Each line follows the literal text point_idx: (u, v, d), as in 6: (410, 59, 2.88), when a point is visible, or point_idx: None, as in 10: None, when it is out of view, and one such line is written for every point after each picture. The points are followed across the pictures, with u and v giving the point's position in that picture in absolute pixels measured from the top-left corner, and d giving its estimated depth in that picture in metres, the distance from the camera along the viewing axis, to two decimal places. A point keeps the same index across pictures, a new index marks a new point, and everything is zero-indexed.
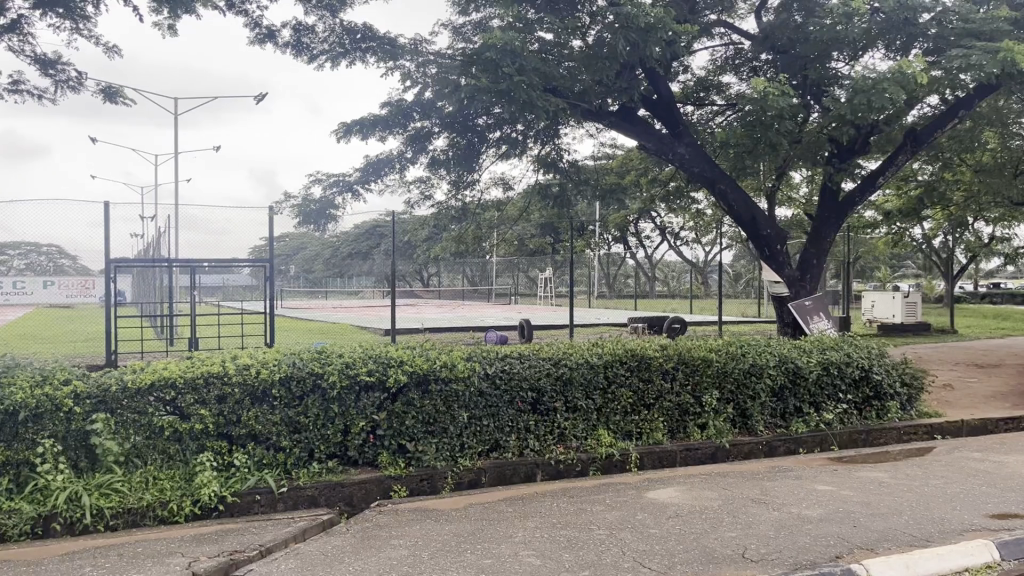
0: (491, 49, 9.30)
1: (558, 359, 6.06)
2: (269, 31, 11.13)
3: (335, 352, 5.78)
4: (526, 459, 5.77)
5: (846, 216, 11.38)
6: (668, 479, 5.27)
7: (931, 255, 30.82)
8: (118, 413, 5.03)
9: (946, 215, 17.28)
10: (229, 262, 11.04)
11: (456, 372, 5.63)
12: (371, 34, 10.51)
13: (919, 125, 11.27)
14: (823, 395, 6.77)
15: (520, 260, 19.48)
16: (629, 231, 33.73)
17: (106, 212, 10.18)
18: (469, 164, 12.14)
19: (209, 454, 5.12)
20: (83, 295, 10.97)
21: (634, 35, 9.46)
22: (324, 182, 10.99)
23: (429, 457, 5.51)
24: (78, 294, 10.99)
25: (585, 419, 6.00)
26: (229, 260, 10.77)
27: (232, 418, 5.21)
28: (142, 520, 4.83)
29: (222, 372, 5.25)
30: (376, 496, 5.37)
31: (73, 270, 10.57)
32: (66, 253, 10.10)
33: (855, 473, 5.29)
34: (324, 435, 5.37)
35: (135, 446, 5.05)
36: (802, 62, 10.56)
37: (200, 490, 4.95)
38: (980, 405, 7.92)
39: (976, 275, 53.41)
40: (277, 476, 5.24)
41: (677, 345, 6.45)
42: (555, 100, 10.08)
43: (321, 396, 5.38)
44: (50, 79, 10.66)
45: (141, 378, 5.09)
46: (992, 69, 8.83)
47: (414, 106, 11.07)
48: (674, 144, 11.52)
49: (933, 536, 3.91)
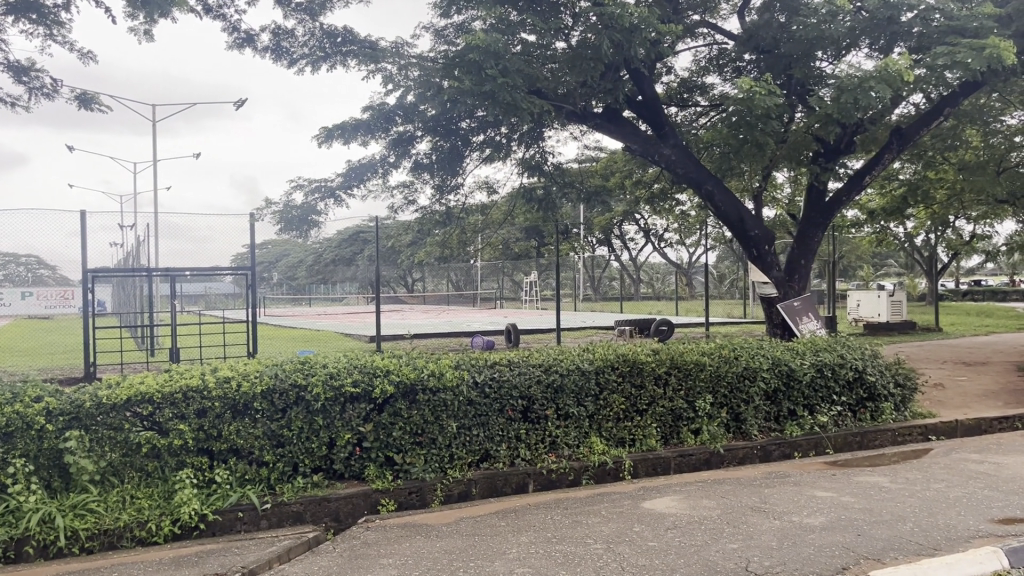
0: (474, 50, 9.17)
1: (549, 365, 5.91)
2: (247, 36, 10.96)
3: (319, 362, 5.60)
4: (517, 469, 5.63)
5: (832, 216, 11.28)
6: (663, 488, 5.15)
7: (911, 254, 31.08)
8: (93, 430, 4.83)
9: (928, 214, 17.38)
10: (211, 271, 10.79)
11: (444, 380, 5.46)
12: (351, 38, 10.42)
13: (904, 122, 11.26)
14: (817, 398, 6.67)
15: (504, 263, 19.39)
16: (614, 233, 33.82)
17: (82, 221, 9.91)
18: (452, 168, 12.01)
19: (189, 471, 4.93)
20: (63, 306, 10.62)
21: (619, 35, 9.38)
22: (305, 188, 10.83)
23: (418, 470, 5.36)
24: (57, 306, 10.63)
25: (576, 426, 5.86)
26: (210, 268, 10.50)
27: (212, 433, 5.01)
28: (119, 542, 4.63)
29: (201, 385, 5.05)
30: (364, 511, 5.20)
31: (52, 280, 10.27)
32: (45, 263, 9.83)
33: (854, 478, 5.18)
34: (308, 449, 5.19)
35: (111, 465, 4.85)
36: (786, 62, 10.52)
37: (180, 509, 4.76)
38: (972, 405, 7.86)
39: (957, 274, 54.07)
40: (260, 492, 5.06)
41: (669, 350, 6.33)
42: (539, 102, 9.98)
43: (305, 409, 5.20)
44: (24, 86, 10.40)
45: (117, 393, 4.88)
46: (978, 66, 8.84)
47: (395, 109, 10.88)
48: (660, 146, 11.42)
49: (940, 545, 3.80)
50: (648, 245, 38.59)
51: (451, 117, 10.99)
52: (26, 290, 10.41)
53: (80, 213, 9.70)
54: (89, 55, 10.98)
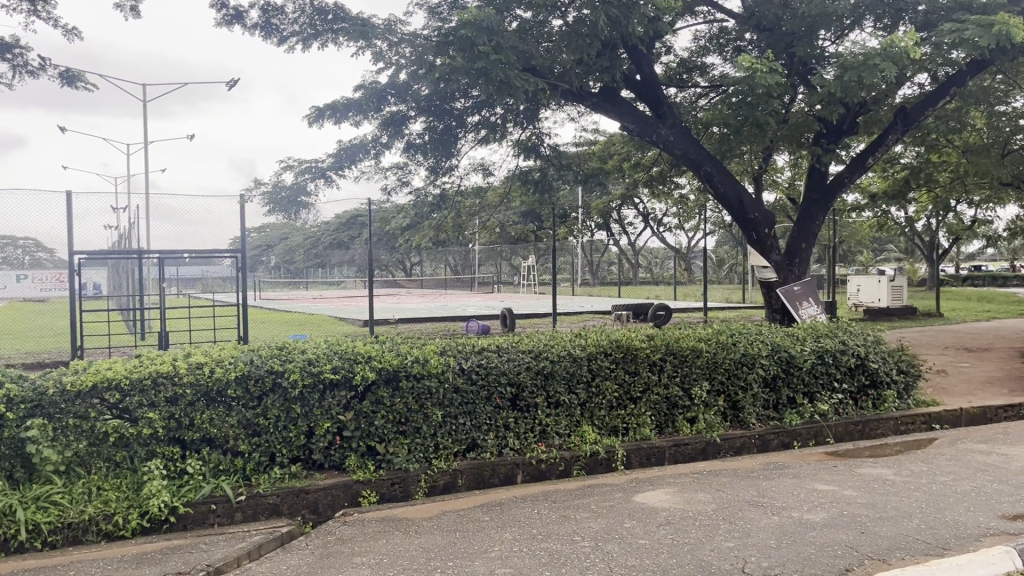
0: (466, 27, 8.83)
1: (539, 352, 5.67)
2: (236, 12, 10.63)
3: (298, 348, 5.36)
4: (504, 459, 5.40)
5: (835, 199, 10.99)
6: (657, 480, 4.92)
7: (913, 238, 30.76)
8: (58, 419, 4.59)
9: (931, 199, 17.08)
10: (209, 253, 10.43)
11: (428, 367, 5.22)
12: (343, 15, 10.09)
13: (909, 103, 10.93)
14: (818, 385, 6.44)
15: (501, 247, 19.12)
16: (613, 217, 33.62)
17: (69, 202, 9.64)
18: (446, 149, 11.71)
19: (158, 461, 4.69)
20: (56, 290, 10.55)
21: (617, 11, 9.03)
22: (295, 168, 10.56)
23: (401, 460, 5.12)
24: (53, 288, 10.45)
25: (567, 415, 5.63)
26: (206, 250, 10.15)
27: (184, 421, 4.78)
28: (84, 536, 4.41)
29: (172, 372, 4.80)
30: (344, 503, 4.98)
31: (49, 263, 10.07)
32: (42, 246, 9.65)
33: (857, 470, 4.95)
34: (286, 439, 4.96)
35: (77, 454, 4.61)
36: (788, 40, 10.21)
37: (148, 501, 4.52)
38: (977, 393, 7.63)
39: (957, 258, 53.91)
40: (233, 483, 4.83)
41: (666, 336, 6.09)
42: (535, 80, 9.66)
43: (281, 397, 4.96)
44: (7, 64, 10.07)
45: (82, 379, 4.61)
46: (987, 43, 8.48)
47: (388, 88, 10.54)
48: (658, 126, 11.07)
49: (949, 544, 3.58)
50: (646, 229, 38.19)
51: (445, 96, 10.67)
52: (22, 273, 10.09)
53: (66, 193, 9.43)
54: (74, 32, 10.69)
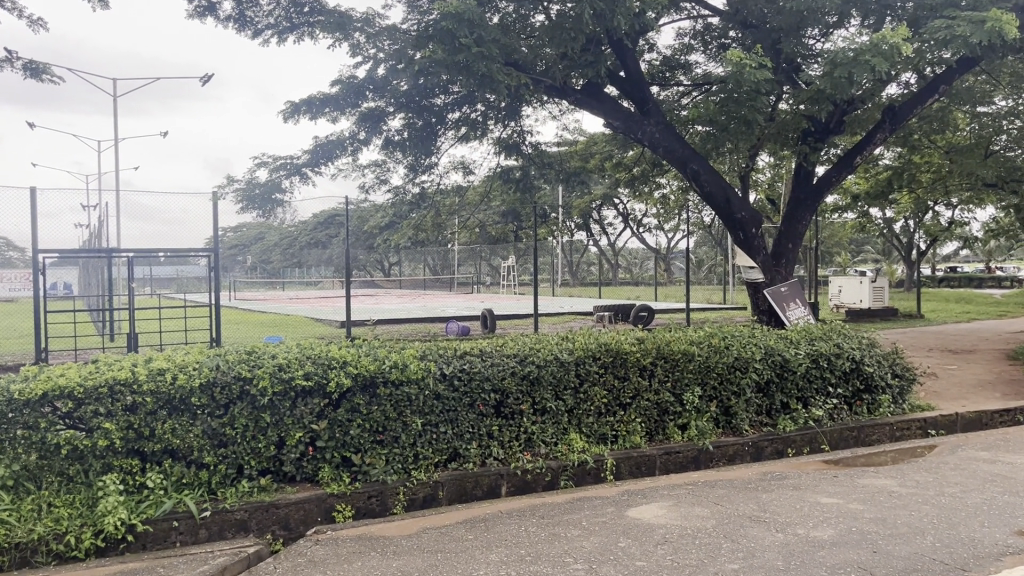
0: (448, 18, 8.47)
1: (524, 356, 5.40)
2: (209, 4, 10.22)
3: (268, 352, 5.03)
4: (488, 470, 5.11)
5: (821, 200, 10.82)
6: (652, 492, 4.65)
7: (890, 239, 30.94)
8: (6, 429, 4.23)
9: (912, 200, 17.06)
10: (185, 251, 9.97)
11: (407, 373, 4.91)
12: (320, 7, 9.70)
13: (897, 102, 10.80)
14: (812, 390, 6.24)
15: (481, 247, 18.81)
16: (592, 218, 33.63)
17: (35, 198, 9.17)
18: (426, 147, 11.38)
19: (115, 475, 4.33)
20: (26, 289, 10.13)
21: (602, 4, 8.65)
22: (268, 165, 10.19)
23: (378, 471, 4.81)
24: (22, 288, 10.09)
25: (554, 422, 5.35)
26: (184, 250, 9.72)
27: (144, 432, 4.41)
28: (33, 558, 4.05)
29: (131, 379, 4.43)
30: (317, 518, 4.65)
31: (21, 263, 9.61)
32: (11, 246, 9.17)
33: (859, 481, 4.74)
34: (254, 450, 4.62)
35: (27, 468, 4.25)
36: (775, 36, 9.99)
37: (103, 519, 4.15)
38: (970, 397, 7.48)
39: (932, 259, 54.33)
40: (198, 498, 4.48)
41: (656, 339, 5.85)
42: (518, 75, 9.38)
43: (250, 405, 4.62)
44: None
45: (31, 388, 4.25)
46: (978, 39, 8.32)
47: (366, 83, 10.22)
48: (643, 123, 10.81)
49: (968, 564, 3.36)
50: (627, 229, 38.08)
51: (425, 91, 10.38)
52: None
53: (31, 189, 8.95)
54: (39, 23, 10.23)
